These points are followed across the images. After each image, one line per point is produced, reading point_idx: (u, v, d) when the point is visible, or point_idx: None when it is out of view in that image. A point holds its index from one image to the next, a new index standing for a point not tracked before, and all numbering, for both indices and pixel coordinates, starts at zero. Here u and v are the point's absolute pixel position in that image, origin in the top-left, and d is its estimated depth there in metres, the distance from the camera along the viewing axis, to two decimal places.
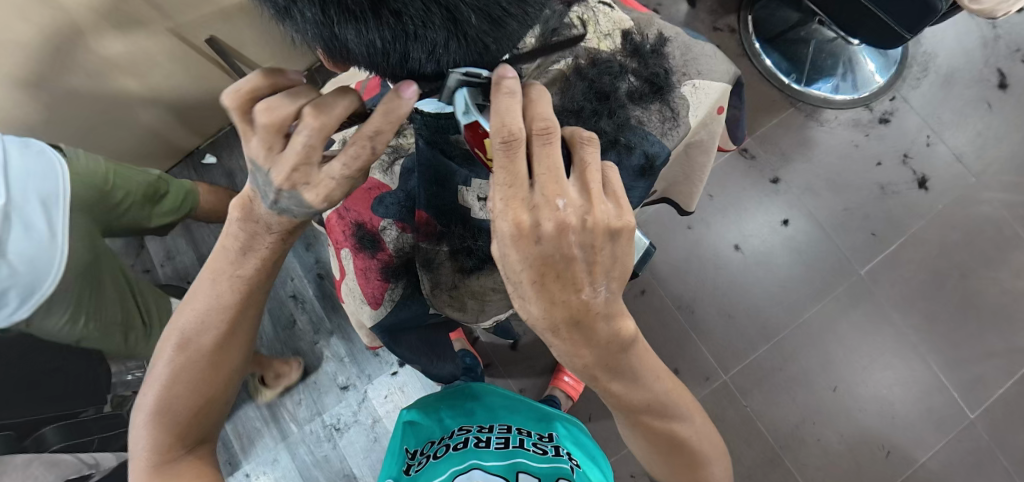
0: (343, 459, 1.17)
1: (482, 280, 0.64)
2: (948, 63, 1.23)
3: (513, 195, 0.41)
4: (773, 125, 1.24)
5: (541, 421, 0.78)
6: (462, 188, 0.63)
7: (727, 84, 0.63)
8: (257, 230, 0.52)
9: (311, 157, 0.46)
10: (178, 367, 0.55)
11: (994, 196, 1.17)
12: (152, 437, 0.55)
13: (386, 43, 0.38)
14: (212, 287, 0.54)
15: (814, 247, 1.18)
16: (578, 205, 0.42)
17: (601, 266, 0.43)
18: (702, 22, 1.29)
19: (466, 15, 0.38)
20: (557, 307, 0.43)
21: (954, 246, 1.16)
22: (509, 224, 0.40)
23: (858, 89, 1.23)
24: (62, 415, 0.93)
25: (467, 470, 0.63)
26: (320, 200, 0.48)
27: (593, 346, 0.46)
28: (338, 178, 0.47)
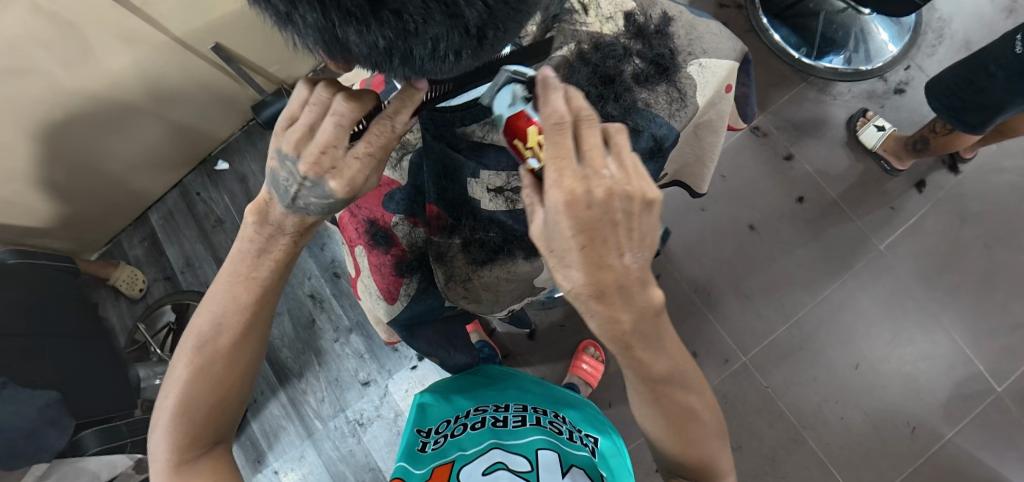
0: (368, 453, 1.19)
1: (495, 270, 0.64)
2: (964, 30, 1.19)
3: (563, 166, 0.43)
4: (784, 102, 1.22)
5: (553, 403, 0.79)
6: (470, 181, 0.63)
7: (735, 62, 0.62)
8: (272, 233, 0.55)
9: (339, 140, 0.50)
10: (198, 368, 0.56)
11: (1016, 164, 1.14)
12: (173, 438, 0.56)
13: (389, 41, 0.38)
14: (228, 290, 0.56)
15: (830, 223, 1.17)
16: (618, 177, 0.44)
17: (637, 232, 0.44)
18: (706, 1, 1.27)
19: (466, 10, 0.37)
20: (602, 271, 0.43)
21: (974, 217, 1.14)
22: (562, 192, 0.42)
23: (871, 59, 1.20)
24: (98, 419, 0.94)
25: (488, 450, 0.67)
26: (344, 185, 0.50)
27: (630, 310, 0.45)
28: (362, 157, 0.50)
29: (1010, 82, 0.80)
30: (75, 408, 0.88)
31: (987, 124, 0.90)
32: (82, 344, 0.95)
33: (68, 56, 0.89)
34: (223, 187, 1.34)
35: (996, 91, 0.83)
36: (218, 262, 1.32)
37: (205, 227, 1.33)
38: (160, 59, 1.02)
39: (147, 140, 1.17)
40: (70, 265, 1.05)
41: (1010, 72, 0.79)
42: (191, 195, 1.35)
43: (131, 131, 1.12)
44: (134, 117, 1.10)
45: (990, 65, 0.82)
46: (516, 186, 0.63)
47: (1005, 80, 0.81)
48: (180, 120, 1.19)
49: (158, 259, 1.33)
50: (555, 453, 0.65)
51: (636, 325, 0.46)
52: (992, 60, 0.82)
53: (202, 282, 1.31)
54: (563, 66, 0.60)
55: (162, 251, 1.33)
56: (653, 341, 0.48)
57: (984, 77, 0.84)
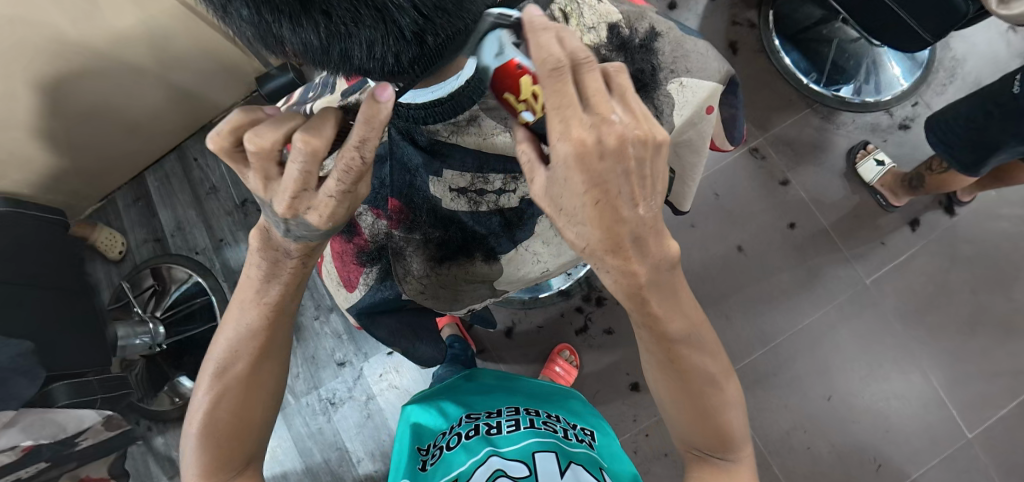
0: (336, 433, 1.20)
1: (454, 269, 0.65)
2: (977, 71, 1.18)
3: (569, 116, 0.40)
4: (787, 126, 1.21)
5: (542, 402, 0.80)
6: (432, 180, 0.62)
7: (718, 84, 0.61)
8: (278, 257, 0.54)
9: (308, 181, 0.46)
10: (218, 395, 0.58)
11: (1013, 212, 1.13)
12: (198, 464, 0.56)
13: (322, 43, 0.36)
14: (242, 316, 0.57)
15: (819, 252, 1.16)
16: (630, 124, 0.41)
17: (650, 180, 0.43)
18: (720, 16, 1.26)
19: (397, 14, 0.35)
20: (615, 224, 0.43)
21: (964, 261, 1.13)
22: (571, 144, 0.40)
23: (880, 92, 1.19)
24: (71, 373, 0.95)
25: (485, 459, 0.65)
26: (324, 220, 0.49)
27: (646, 262, 0.46)
28: (336, 194, 0.47)
29: (1006, 125, 0.79)
30: (46, 361, 0.89)
31: (982, 166, 0.89)
32: (61, 295, 0.96)
33: (73, 10, 0.89)
34: (220, 156, 1.35)
35: (993, 133, 0.83)
36: (208, 230, 1.33)
37: (198, 193, 1.34)
38: (166, 22, 1.01)
39: (148, 101, 1.17)
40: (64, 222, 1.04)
41: (1009, 114, 0.78)
42: (189, 160, 1.35)
43: (133, 91, 1.12)
44: (136, 78, 1.10)
45: (988, 105, 0.81)
46: (480, 188, 0.63)
47: (1002, 121, 0.80)
48: (183, 85, 1.20)
49: (150, 220, 1.34)
50: (553, 454, 0.65)
51: (653, 276, 0.47)
52: (992, 101, 0.81)
53: (191, 247, 1.32)
54: None
55: (155, 213, 1.34)
56: (670, 292, 0.50)
57: (982, 118, 0.83)
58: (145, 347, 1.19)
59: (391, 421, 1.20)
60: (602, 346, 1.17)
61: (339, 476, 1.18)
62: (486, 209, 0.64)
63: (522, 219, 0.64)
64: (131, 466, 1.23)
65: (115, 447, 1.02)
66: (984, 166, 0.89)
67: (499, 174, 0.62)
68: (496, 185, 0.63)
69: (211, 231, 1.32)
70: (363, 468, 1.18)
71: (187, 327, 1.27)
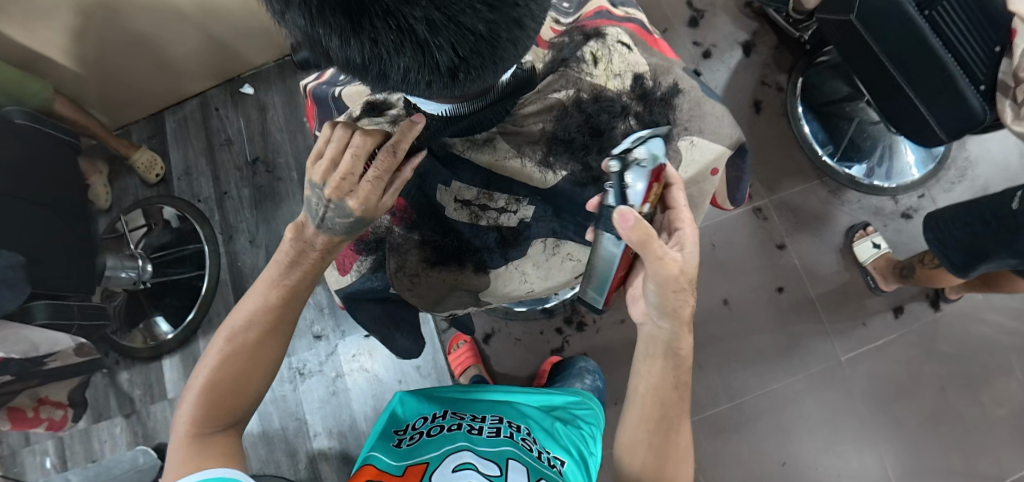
0: (298, 403, 1.21)
1: (443, 273, 0.67)
2: (986, 176, 1.20)
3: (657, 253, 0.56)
4: (793, 192, 1.23)
5: (526, 416, 0.81)
6: (439, 188, 0.64)
7: (726, 148, 0.63)
8: (304, 248, 0.61)
9: (355, 167, 0.55)
10: (225, 358, 0.60)
11: (996, 319, 1.15)
12: (195, 416, 0.58)
13: (364, 62, 0.38)
14: (261, 292, 0.62)
15: (800, 320, 1.18)
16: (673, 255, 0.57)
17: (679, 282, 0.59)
18: (750, 74, 1.29)
19: (437, 51, 0.37)
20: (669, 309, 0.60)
21: (939, 357, 1.15)
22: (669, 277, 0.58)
23: (891, 177, 1.21)
24: (53, 293, 0.95)
25: (456, 450, 0.66)
26: (361, 204, 0.56)
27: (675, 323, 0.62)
28: (374, 180, 0.55)
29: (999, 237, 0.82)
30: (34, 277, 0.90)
31: (971, 270, 0.91)
32: (62, 216, 0.98)
33: None
34: (241, 111, 1.36)
35: (986, 241, 0.85)
36: (214, 181, 1.34)
37: (211, 142, 1.35)
38: None
39: (182, 46, 1.19)
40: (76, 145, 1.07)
41: (1003, 226, 0.81)
42: (210, 109, 1.37)
43: (169, 34, 1.14)
44: (175, 22, 1.12)
45: (986, 214, 0.83)
46: (484, 204, 0.65)
47: (997, 233, 0.82)
48: (219, 37, 1.21)
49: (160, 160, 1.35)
50: (524, 467, 0.64)
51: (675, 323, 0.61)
52: (991, 212, 0.83)
53: (194, 194, 1.34)
54: (557, 109, 0.62)
55: (166, 154, 1.36)
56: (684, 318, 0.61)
57: (980, 227, 0.85)
58: (130, 282, 1.20)
59: (354, 402, 1.20)
60: None
61: (293, 446, 1.19)
62: (485, 224, 0.65)
63: (518, 239, 0.66)
64: (91, 395, 1.24)
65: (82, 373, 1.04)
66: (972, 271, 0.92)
67: (504, 194, 0.64)
68: (499, 203, 0.65)
69: (217, 182, 1.34)
70: (317, 443, 1.19)
71: (173, 271, 1.28)
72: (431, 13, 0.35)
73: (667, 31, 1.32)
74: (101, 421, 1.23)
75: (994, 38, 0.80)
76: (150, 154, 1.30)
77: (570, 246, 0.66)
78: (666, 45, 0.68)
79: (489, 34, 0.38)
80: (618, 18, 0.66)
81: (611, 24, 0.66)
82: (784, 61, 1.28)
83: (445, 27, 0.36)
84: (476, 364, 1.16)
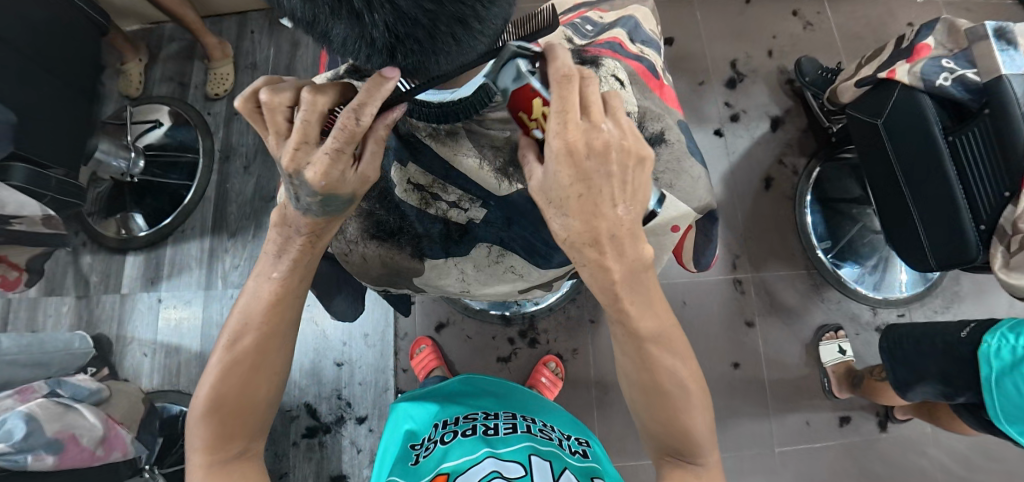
0: None
1: (378, 250, 0.65)
2: (969, 314, 1.19)
3: (568, 118, 0.43)
4: (777, 275, 1.22)
5: (533, 410, 0.88)
6: (394, 165, 0.61)
7: (694, 211, 0.63)
8: (289, 234, 0.57)
9: (309, 134, 0.47)
10: (226, 366, 0.59)
11: (938, 455, 1.13)
12: (207, 432, 0.58)
13: (303, 17, 0.37)
14: (254, 288, 0.59)
15: (746, 400, 1.17)
16: (616, 133, 0.46)
17: (630, 186, 0.47)
18: (770, 150, 1.28)
19: (373, 28, 0.36)
20: (597, 219, 0.47)
21: (871, 475, 1.13)
22: (561, 142, 0.44)
23: (878, 288, 1.20)
24: (33, 159, 0.94)
25: (483, 457, 0.69)
26: (320, 179, 0.48)
27: (620, 261, 0.49)
28: (331, 152, 0.47)
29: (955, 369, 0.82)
30: (21, 138, 0.90)
31: (904, 389, 0.91)
32: (64, 88, 0.99)
33: None
34: (275, 41, 1.37)
35: (945, 375, 0.84)
36: (229, 99, 1.35)
37: (237, 62, 1.36)
38: None
39: None
40: (102, 27, 1.08)
41: (948, 351, 0.83)
42: (245, 31, 1.38)
43: None
44: None
45: (946, 343, 0.83)
46: (435, 193, 0.62)
47: (941, 359, 0.84)
48: None
49: (184, 65, 1.37)
50: (548, 461, 0.69)
51: (627, 276, 0.50)
52: (941, 337, 0.84)
53: (206, 106, 1.35)
54: None
55: (191, 61, 1.37)
56: (643, 292, 0.52)
57: (926, 348, 0.86)
58: (118, 172, 1.21)
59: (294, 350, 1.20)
60: (513, 382, 1.18)
61: None
62: (433, 213, 0.63)
63: (462, 237, 0.64)
64: (50, 268, 1.25)
65: (46, 243, 1.05)
66: (911, 393, 0.91)
67: (458, 190, 0.61)
68: (452, 197, 0.62)
69: (231, 102, 1.35)
70: None
71: (163, 174, 1.29)
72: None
73: (703, 84, 1.32)
74: (51, 295, 1.24)
75: (1004, 184, 0.78)
76: (230, 68, 1.33)
77: (513, 259, 0.67)
78: (673, 95, 0.69)
79: (425, 22, 0.36)
80: (628, 53, 0.66)
81: (615, 55, 0.64)
82: (807, 147, 1.28)
83: (381, 5, 0.35)
84: (440, 367, 1.14)
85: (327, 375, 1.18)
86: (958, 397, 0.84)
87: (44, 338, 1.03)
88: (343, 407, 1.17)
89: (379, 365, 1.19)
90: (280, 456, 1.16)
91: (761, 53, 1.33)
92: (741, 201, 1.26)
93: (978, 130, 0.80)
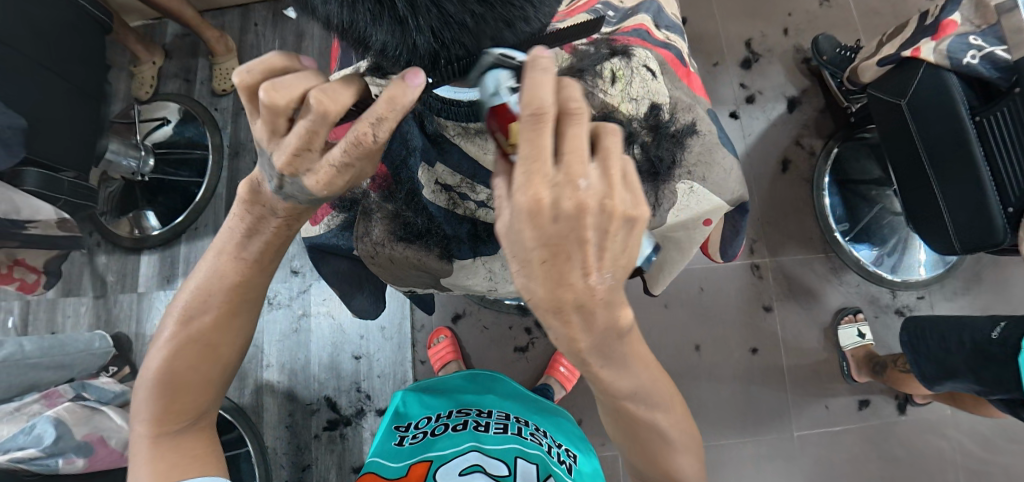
0: (260, 331, 1.21)
1: (407, 251, 0.63)
2: (990, 295, 1.18)
3: (534, 170, 0.37)
4: (796, 259, 1.21)
5: (534, 414, 0.91)
6: (422, 167, 0.61)
7: (725, 203, 0.61)
8: (263, 215, 0.54)
9: (312, 142, 0.43)
10: (180, 340, 0.59)
11: (958, 437, 1.13)
12: (152, 407, 0.58)
13: (339, 22, 0.36)
14: (215, 264, 0.57)
15: (766, 386, 1.17)
16: (598, 190, 0.38)
17: (609, 253, 0.39)
18: (787, 132, 1.26)
19: (416, 33, 0.36)
20: (563, 289, 0.39)
21: (890, 458, 1.13)
22: (527, 199, 0.37)
23: (896, 271, 1.18)
24: (46, 164, 0.93)
25: (467, 451, 0.75)
26: (320, 187, 0.46)
27: (590, 333, 0.42)
28: (337, 164, 0.44)
29: (971, 364, 0.83)
30: (33, 142, 0.89)
31: (936, 386, 0.91)
32: (72, 90, 0.97)
33: None
34: (279, 32, 1.35)
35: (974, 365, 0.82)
36: (236, 94, 1.33)
37: (242, 55, 1.34)
38: None
39: None
40: (107, 26, 1.06)
41: (978, 351, 0.81)
42: (249, 23, 1.36)
43: None
44: None
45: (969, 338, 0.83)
46: (464, 193, 0.62)
47: (969, 357, 0.83)
48: None
49: (189, 61, 1.35)
50: (534, 466, 0.73)
51: (596, 344, 0.44)
52: (970, 335, 0.83)
53: (213, 102, 1.33)
54: None
55: (196, 56, 1.35)
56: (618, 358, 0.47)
57: (953, 347, 0.85)
58: (128, 171, 1.21)
59: (312, 345, 1.20)
60: (531, 372, 1.18)
61: (244, 371, 1.20)
62: (461, 213, 0.63)
63: (489, 237, 0.64)
64: (66, 270, 1.25)
65: (60, 246, 1.05)
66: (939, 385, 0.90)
67: (487, 188, 0.61)
68: (480, 196, 0.61)
69: (238, 96, 1.33)
70: (267, 374, 1.20)
71: (173, 172, 1.28)
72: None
73: (718, 65, 1.29)
74: (69, 296, 1.24)
75: None
76: (233, 63, 1.32)
77: None
78: (700, 83, 0.67)
79: (471, 25, 0.36)
80: (655, 41, 0.64)
81: (642, 45, 0.62)
82: (824, 128, 1.26)
83: (426, 9, 0.34)
84: (456, 361, 1.15)
85: (345, 369, 1.19)
86: (993, 393, 0.82)
87: (63, 340, 1.03)
88: (363, 400, 1.18)
89: (397, 358, 1.20)
90: (302, 450, 1.17)
91: (776, 31, 1.30)
92: (757, 185, 1.24)
93: (1009, 109, 0.78)
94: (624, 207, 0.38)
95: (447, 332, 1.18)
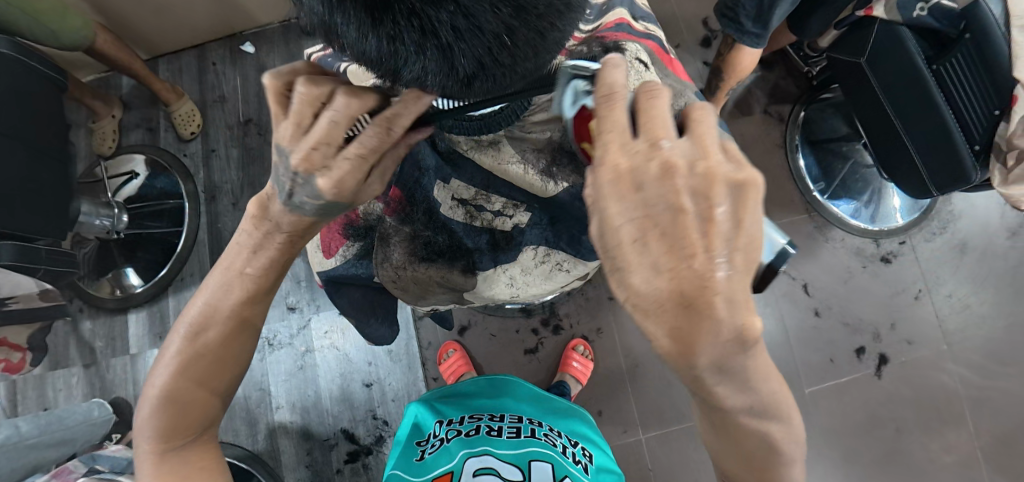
0: (264, 374, 1.19)
1: (429, 270, 0.65)
2: (966, 231, 1.22)
3: (610, 141, 0.41)
4: (783, 223, 1.25)
5: (550, 413, 0.91)
6: (438, 185, 0.61)
7: None
8: (269, 230, 0.54)
9: (333, 135, 0.46)
10: (185, 357, 0.56)
11: (956, 370, 1.18)
12: (156, 427, 0.56)
13: (378, 57, 0.37)
14: (223, 279, 0.56)
15: (771, 349, 1.20)
16: (685, 150, 0.40)
17: (727, 235, 0.39)
18: (755, 102, 1.29)
19: (458, 58, 0.36)
20: (667, 277, 0.38)
21: (898, 400, 1.17)
22: (609, 169, 0.40)
23: (875, 221, 1.23)
24: (15, 233, 0.89)
25: (480, 454, 0.76)
26: (332, 188, 0.48)
27: (713, 343, 0.39)
28: (353, 159, 0.47)
29: None
30: None
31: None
32: (34, 155, 0.93)
33: None
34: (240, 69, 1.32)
35: None
36: (201, 138, 1.30)
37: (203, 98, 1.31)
38: None
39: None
40: (62, 83, 1.02)
41: None
42: (206, 63, 1.33)
43: None
44: None
45: None
46: (479, 205, 0.63)
47: None
48: None
49: (149, 111, 1.31)
50: (548, 466, 0.74)
51: (717, 358, 0.40)
52: None
53: (179, 149, 1.30)
54: None
55: (155, 104, 1.31)
56: (737, 375, 0.42)
57: None
58: (102, 231, 1.17)
59: (320, 379, 1.18)
60: (544, 371, 1.19)
61: (254, 416, 1.17)
62: (479, 225, 0.64)
63: (508, 244, 0.65)
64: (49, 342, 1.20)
65: (41, 320, 1.01)
66: None
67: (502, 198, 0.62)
68: (495, 206, 0.63)
69: (204, 139, 1.30)
70: (279, 416, 1.17)
71: (151, 224, 1.25)
72: (457, 20, 0.34)
73: (679, 47, 1.32)
74: (57, 369, 1.19)
75: (994, 103, 0.77)
76: (191, 106, 1.27)
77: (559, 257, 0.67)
78: (684, 68, 0.68)
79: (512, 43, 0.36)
80: (637, 33, 0.65)
81: (630, 39, 0.63)
82: (789, 93, 1.29)
83: (470, 33, 0.35)
84: (470, 372, 1.14)
85: (358, 398, 1.17)
86: None
87: (61, 415, 0.99)
88: (380, 426, 1.16)
89: (408, 379, 1.18)
90: None
91: None
92: None
93: (962, 55, 0.79)
94: (725, 173, 0.39)
95: (457, 344, 1.18)
